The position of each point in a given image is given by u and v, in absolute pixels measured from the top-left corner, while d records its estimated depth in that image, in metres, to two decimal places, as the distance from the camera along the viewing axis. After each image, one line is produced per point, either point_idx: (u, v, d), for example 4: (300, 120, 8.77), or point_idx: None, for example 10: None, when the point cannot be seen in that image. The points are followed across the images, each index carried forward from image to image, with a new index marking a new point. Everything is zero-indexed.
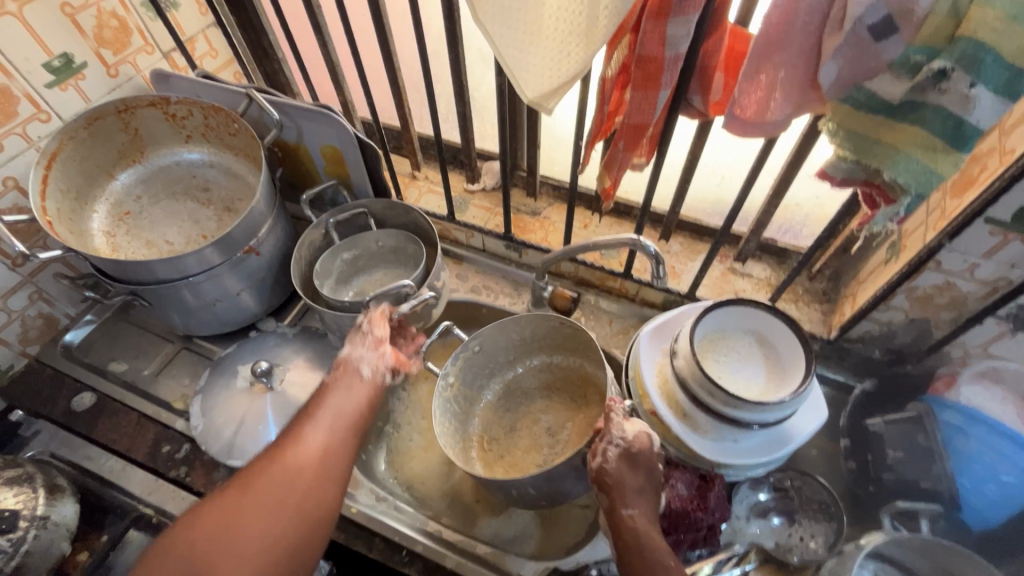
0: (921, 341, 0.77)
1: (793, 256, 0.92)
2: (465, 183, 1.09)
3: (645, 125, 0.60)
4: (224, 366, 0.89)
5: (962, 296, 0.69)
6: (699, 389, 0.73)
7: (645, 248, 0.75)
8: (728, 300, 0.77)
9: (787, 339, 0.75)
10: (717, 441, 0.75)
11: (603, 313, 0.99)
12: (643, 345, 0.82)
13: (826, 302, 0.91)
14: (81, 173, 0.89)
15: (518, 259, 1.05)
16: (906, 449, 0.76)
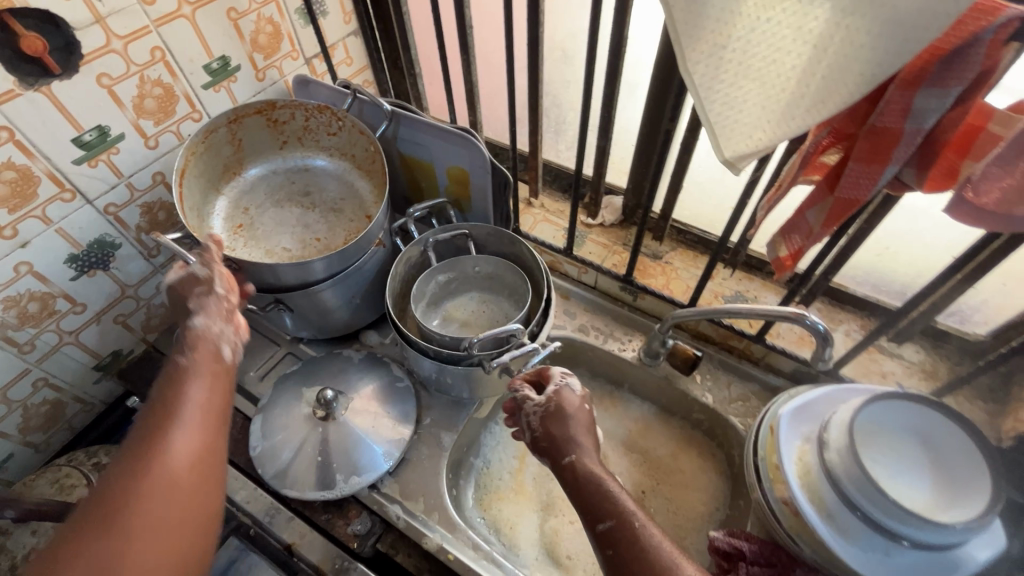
0: None
1: (954, 341, 0.82)
2: (584, 216, 1.04)
3: (859, 201, 0.52)
4: (290, 382, 0.88)
5: None
6: (855, 492, 0.64)
7: (809, 323, 0.67)
8: (895, 393, 0.68)
9: (963, 448, 0.66)
10: (868, 554, 0.65)
11: (722, 372, 0.92)
12: (781, 426, 0.74)
13: (993, 402, 0.80)
14: (198, 191, 0.86)
15: (632, 302, 0.99)
16: None
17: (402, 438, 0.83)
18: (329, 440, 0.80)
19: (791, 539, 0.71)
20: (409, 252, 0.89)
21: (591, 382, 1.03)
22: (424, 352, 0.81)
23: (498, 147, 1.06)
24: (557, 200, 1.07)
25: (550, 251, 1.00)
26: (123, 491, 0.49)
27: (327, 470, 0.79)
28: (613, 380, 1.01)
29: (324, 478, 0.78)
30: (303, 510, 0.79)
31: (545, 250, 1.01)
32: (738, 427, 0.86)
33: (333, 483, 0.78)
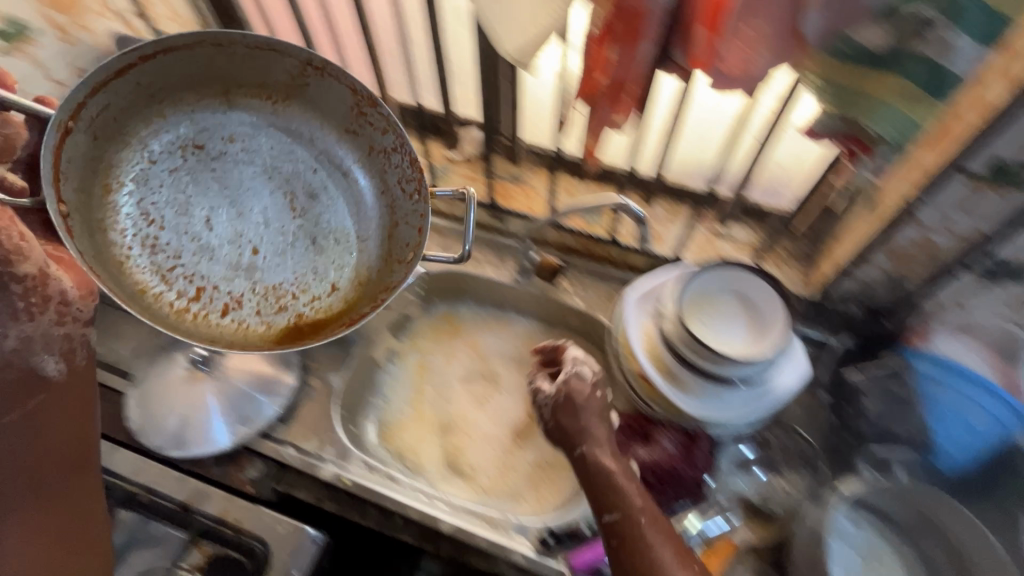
0: (900, 296, 0.81)
1: (773, 217, 0.93)
2: (446, 152, 1.06)
3: (625, 79, 0.59)
4: (162, 351, 0.87)
5: (937, 249, 0.71)
6: (685, 350, 0.74)
7: (630, 209, 0.76)
8: (712, 261, 0.77)
9: (770, 298, 0.76)
10: (703, 400, 0.76)
11: (587, 276, 1.01)
12: (628, 308, 0.83)
13: (806, 263, 0.93)
14: (132, 93, 0.63)
15: (504, 228, 1.05)
16: (884, 401, 0.80)
17: (288, 384, 0.86)
18: (211, 398, 0.82)
19: (646, 402, 0.81)
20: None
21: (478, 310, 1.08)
22: None
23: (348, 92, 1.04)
24: (419, 140, 1.08)
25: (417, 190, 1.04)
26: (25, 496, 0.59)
27: (209, 427, 0.81)
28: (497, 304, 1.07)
29: (217, 431, 0.81)
30: (196, 470, 0.80)
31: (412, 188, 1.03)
32: (605, 322, 0.95)
33: (218, 436, 0.80)
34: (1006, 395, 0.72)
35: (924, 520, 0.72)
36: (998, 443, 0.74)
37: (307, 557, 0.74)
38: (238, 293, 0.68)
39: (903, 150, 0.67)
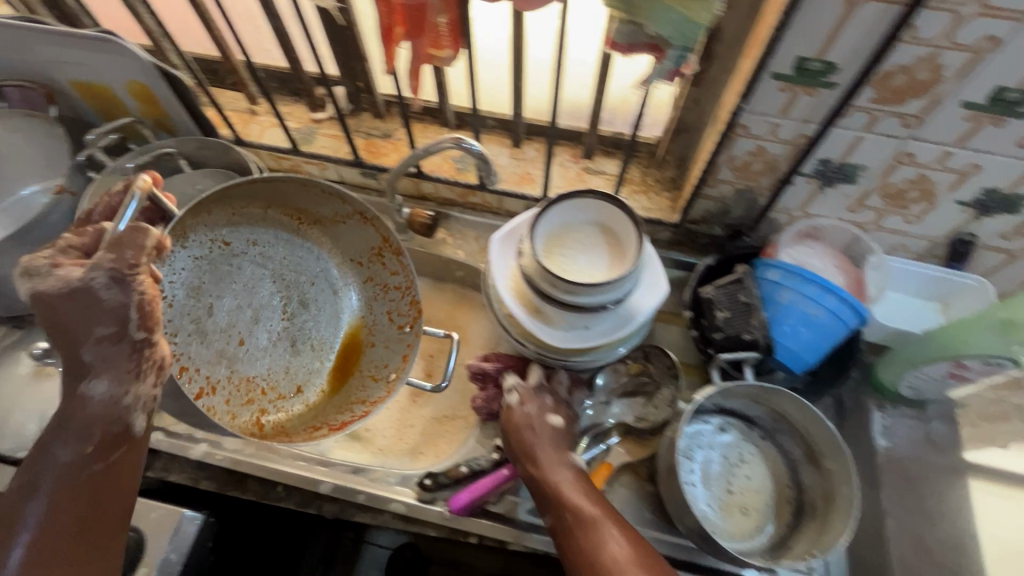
0: (752, 211, 0.99)
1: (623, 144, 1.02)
2: (299, 115, 1.06)
3: (422, 6, 0.64)
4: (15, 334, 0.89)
5: (773, 159, 0.87)
6: (543, 285, 0.75)
7: (465, 144, 0.84)
8: (568, 194, 0.77)
9: (627, 226, 0.77)
10: (568, 330, 0.80)
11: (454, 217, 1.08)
12: (494, 250, 0.82)
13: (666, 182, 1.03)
14: (240, 203, 0.91)
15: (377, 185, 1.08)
16: (731, 309, 0.92)
17: None
18: None
19: (519, 339, 0.84)
20: (105, 180, 0.91)
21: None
22: None
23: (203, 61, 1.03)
24: (278, 103, 1.07)
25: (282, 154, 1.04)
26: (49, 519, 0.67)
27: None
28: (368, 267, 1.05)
29: None
30: None
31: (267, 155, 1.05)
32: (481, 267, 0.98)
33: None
34: (829, 287, 0.85)
35: (776, 416, 0.96)
36: (829, 334, 0.87)
37: (187, 538, 0.77)
38: (215, 380, 0.88)
39: (734, 58, 0.79)
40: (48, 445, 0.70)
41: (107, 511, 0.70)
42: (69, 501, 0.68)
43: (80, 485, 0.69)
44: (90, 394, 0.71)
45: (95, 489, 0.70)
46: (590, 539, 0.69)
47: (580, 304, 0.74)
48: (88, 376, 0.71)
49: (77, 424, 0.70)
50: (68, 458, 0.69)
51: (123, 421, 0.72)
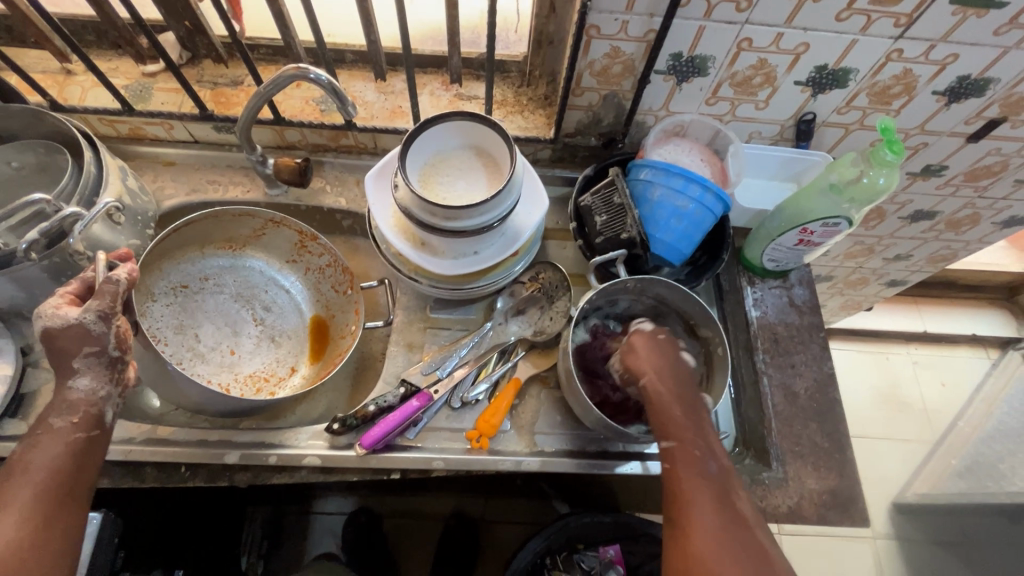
0: (789, 107, 0.86)
1: (512, 67, 0.96)
2: (217, 70, 0.95)
3: None
4: None
5: (773, 69, 0.79)
6: (421, 213, 0.75)
7: (316, 78, 0.72)
8: (437, 120, 0.79)
9: (498, 143, 0.80)
10: (459, 258, 0.80)
11: (357, 174, 0.98)
12: (372, 191, 0.81)
13: (549, 106, 0.97)
14: (160, 252, 0.81)
15: (350, 148, 0.98)
16: (608, 210, 0.79)
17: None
18: None
19: (414, 277, 0.84)
20: None
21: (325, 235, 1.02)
22: None
23: (79, 21, 0.88)
24: (222, 66, 0.95)
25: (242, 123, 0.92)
26: None
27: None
28: (352, 231, 1.01)
29: None
30: None
31: (199, 124, 0.93)
32: None
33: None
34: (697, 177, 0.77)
35: (788, 362, 0.84)
36: (702, 223, 0.79)
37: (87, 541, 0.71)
38: (224, 384, 0.81)
39: None
40: (22, 461, 0.60)
41: (71, 510, 0.60)
42: (29, 508, 0.57)
43: (60, 485, 0.60)
44: (85, 393, 0.63)
45: (67, 482, 0.60)
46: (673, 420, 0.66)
47: (608, 240, 0.79)
48: (67, 374, 0.63)
49: (59, 435, 0.61)
50: (47, 463, 0.60)
51: (91, 422, 0.63)
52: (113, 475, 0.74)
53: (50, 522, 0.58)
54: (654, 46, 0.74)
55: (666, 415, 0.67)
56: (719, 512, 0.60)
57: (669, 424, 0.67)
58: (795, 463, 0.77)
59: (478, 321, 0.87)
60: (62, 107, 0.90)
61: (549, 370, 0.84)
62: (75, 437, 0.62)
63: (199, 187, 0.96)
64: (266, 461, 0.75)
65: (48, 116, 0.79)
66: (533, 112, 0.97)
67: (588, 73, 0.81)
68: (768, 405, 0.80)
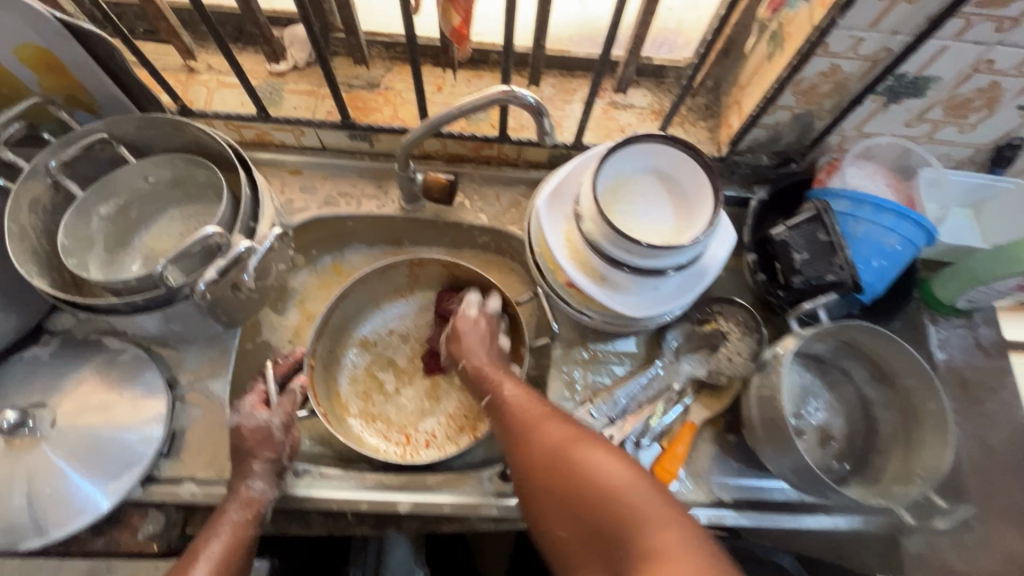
0: (999, 131, 0.78)
1: (672, 73, 0.88)
2: (353, 71, 0.86)
3: None
4: (121, 375, 0.72)
5: (1002, 93, 0.71)
6: (613, 249, 0.68)
7: (522, 100, 0.62)
8: (625, 141, 0.71)
9: (689, 169, 0.72)
10: (640, 295, 0.73)
11: (497, 188, 0.91)
12: (544, 217, 0.74)
13: (710, 117, 0.89)
14: (340, 321, 0.85)
15: (492, 159, 0.91)
16: (810, 248, 0.72)
17: (149, 416, 0.71)
18: (60, 462, 0.66)
19: (583, 311, 0.76)
20: (28, 188, 0.66)
21: (455, 251, 0.95)
22: (79, 307, 0.63)
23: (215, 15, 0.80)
24: (359, 66, 0.87)
25: (383, 131, 0.84)
26: None
27: (72, 491, 0.65)
28: (485, 247, 0.94)
29: (73, 500, 0.65)
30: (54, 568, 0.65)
31: (334, 131, 0.85)
32: None
33: (94, 496, 0.66)
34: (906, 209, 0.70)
35: (981, 410, 0.78)
36: (907, 260, 0.73)
37: None
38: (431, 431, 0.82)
39: None
40: (183, 566, 0.57)
41: None
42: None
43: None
44: (257, 493, 0.65)
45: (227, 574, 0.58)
46: (566, 468, 0.54)
47: (808, 282, 0.72)
48: (242, 477, 0.66)
49: (232, 531, 0.61)
50: (209, 564, 0.58)
51: (257, 519, 0.64)
52: (279, 520, 0.70)
53: None
54: (885, 67, 0.66)
55: (547, 458, 0.56)
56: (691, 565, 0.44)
57: (558, 480, 0.54)
58: (994, 522, 0.73)
59: (642, 356, 0.81)
60: (191, 110, 0.82)
61: (721, 412, 0.79)
62: (245, 530, 0.62)
63: (330, 198, 0.88)
64: (438, 510, 0.70)
65: (191, 126, 0.71)
66: (693, 124, 0.89)
67: (791, 91, 0.72)
68: (961, 458, 0.75)
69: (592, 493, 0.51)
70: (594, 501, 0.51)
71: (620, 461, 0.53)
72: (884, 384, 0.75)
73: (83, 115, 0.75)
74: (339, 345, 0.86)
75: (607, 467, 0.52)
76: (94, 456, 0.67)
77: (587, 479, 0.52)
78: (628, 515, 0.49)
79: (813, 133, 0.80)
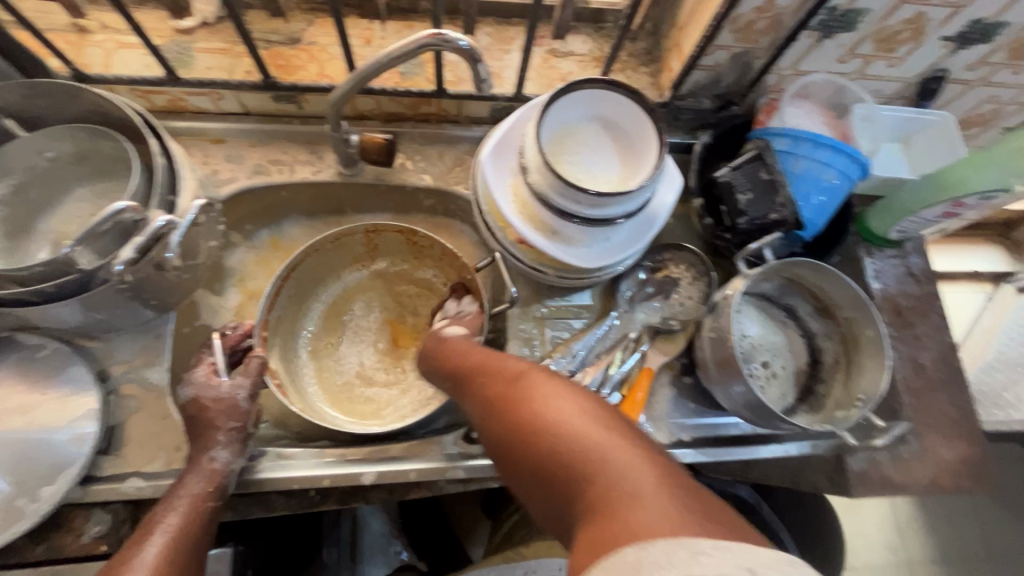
0: (926, 63, 0.80)
1: (610, 16, 0.86)
2: (271, 25, 0.79)
3: None
4: (46, 373, 0.67)
5: (927, 23, 0.72)
6: (562, 200, 0.66)
7: (455, 44, 0.58)
8: (567, 87, 0.68)
9: (633, 113, 0.71)
10: (593, 247, 0.72)
11: (440, 147, 0.87)
12: (489, 172, 0.72)
13: (651, 62, 0.87)
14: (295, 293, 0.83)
15: (432, 116, 0.86)
16: (754, 189, 0.73)
17: (82, 411, 0.66)
18: None
19: (536, 267, 0.75)
20: None
21: (401, 215, 0.91)
22: None
23: None
24: (276, 20, 0.80)
25: (311, 91, 0.78)
26: None
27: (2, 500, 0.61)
28: (433, 209, 0.91)
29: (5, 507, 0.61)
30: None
31: (257, 93, 0.78)
32: None
33: (28, 502, 0.61)
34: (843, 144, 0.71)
35: (914, 334, 0.83)
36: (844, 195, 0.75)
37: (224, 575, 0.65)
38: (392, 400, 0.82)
39: None
40: (142, 537, 0.57)
41: None
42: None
43: (176, 562, 0.56)
44: (218, 465, 0.63)
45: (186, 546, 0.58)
46: (512, 421, 0.51)
47: (752, 223, 0.74)
48: (203, 450, 0.64)
49: (192, 503, 0.60)
50: (168, 533, 0.58)
51: (218, 491, 0.62)
52: (238, 507, 0.68)
53: None
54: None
55: (498, 408, 0.53)
56: (640, 489, 0.40)
57: (505, 423, 0.52)
58: (927, 435, 0.78)
59: (598, 308, 0.82)
60: (89, 76, 0.74)
61: (678, 356, 0.80)
62: (206, 503, 0.61)
63: (261, 167, 0.82)
64: (404, 478, 0.69)
65: (88, 91, 0.64)
66: (634, 70, 0.87)
67: (728, 28, 0.71)
68: (898, 379, 0.80)
69: (555, 447, 0.46)
70: (535, 446, 0.48)
71: (576, 400, 0.49)
72: (828, 318, 0.79)
73: None
74: (294, 317, 0.84)
75: (557, 411, 0.48)
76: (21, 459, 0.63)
77: (532, 423, 0.49)
78: (577, 457, 0.44)
79: (751, 72, 0.80)
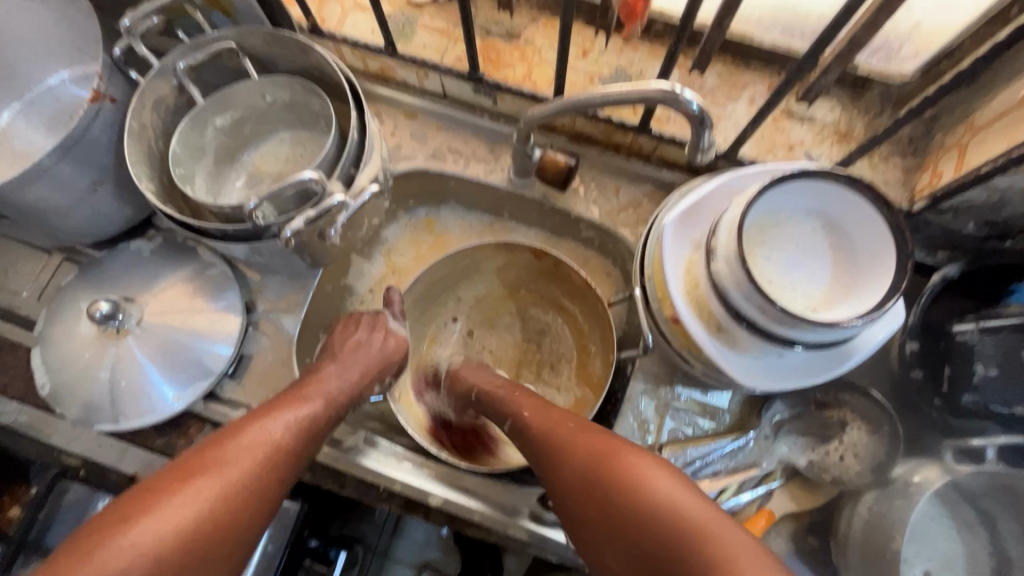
0: None
1: (877, 88, 0.70)
2: (495, 16, 0.77)
3: None
4: (209, 286, 0.73)
5: None
6: (743, 302, 0.56)
7: (685, 103, 0.51)
8: (798, 174, 0.56)
9: (871, 227, 0.57)
10: (759, 360, 0.61)
11: (620, 181, 0.79)
12: (668, 235, 0.63)
13: (909, 155, 0.70)
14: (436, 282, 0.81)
15: (624, 147, 0.79)
16: (1002, 366, 0.60)
17: (224, 333, 0.72)
18: (136, 356, 0.69)
19: (683, 356, 0.65)
20: (153, 88, 0.65)
21: (553, 238, 0.86)
22: (181, 223, 0.62)
23: None
24: (503, 10, 0.77)
25: (511, 92, 0.75)
26: (211, 455, 0.53)
27: (145, 389, 0.69)
28: (588, 242, 0.84)
29: (146, 395, 0.69)
30: (126, 446, 0.71)
31: (460, 82, 0.77)
32: None
33: (162, 398, 0.69)
34: None
35: None
36: None
37: (285, 529, 0.69)
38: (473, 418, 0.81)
39: None
40: (261, 415, 0.58)
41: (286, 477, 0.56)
42: (250, 474, 0.53)
43: (290, 451, 0.57)
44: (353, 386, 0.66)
45: (303, 442, 0.58)
46: (597, 457, 0.53)
47: (984, 405, 0.61)
48: (330, 371, 0.66)
49: (320, 406, 0.62)
50: (297, 421, 0.59)
51: (337, 405, 0.64)
52: (317, 471, 0.71)
53: (271, 473, 0.55)
54: None
55: (580, 482, 0.53)
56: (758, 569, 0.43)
57: (590, 478, 0.52)
58: None
59: (734, 417, 0.70)
60: (322, 30, 0.78)
61: (809, 509, 0.67)
62: (328, 415, 0.62)
63: (439, 152, 0.81)
64: (469, 514, 0.67)
65: (316, 51, 0.66)
66: (884, 159, 0.71)
67: None
68: None
69: (653, 518, 0.47)
70: (607, 488, 0.50)
71: (668, 472, 0.50)
72: None
73: (219, 17, 0.72)
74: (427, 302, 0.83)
75: (657, 477, 0.49)
76: (163, 357, 0.69)
77: (633, 490, 0.49)
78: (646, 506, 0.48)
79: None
